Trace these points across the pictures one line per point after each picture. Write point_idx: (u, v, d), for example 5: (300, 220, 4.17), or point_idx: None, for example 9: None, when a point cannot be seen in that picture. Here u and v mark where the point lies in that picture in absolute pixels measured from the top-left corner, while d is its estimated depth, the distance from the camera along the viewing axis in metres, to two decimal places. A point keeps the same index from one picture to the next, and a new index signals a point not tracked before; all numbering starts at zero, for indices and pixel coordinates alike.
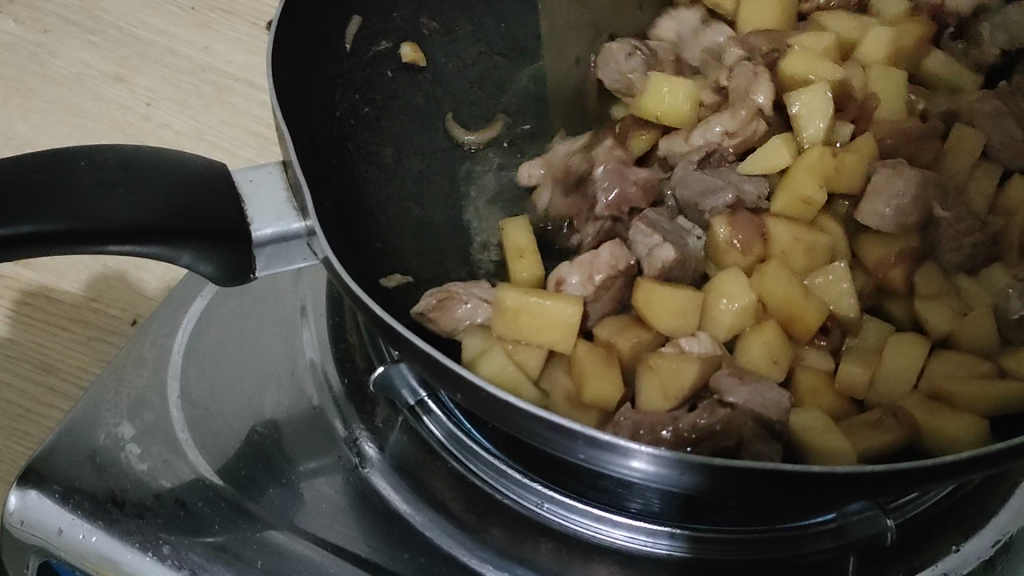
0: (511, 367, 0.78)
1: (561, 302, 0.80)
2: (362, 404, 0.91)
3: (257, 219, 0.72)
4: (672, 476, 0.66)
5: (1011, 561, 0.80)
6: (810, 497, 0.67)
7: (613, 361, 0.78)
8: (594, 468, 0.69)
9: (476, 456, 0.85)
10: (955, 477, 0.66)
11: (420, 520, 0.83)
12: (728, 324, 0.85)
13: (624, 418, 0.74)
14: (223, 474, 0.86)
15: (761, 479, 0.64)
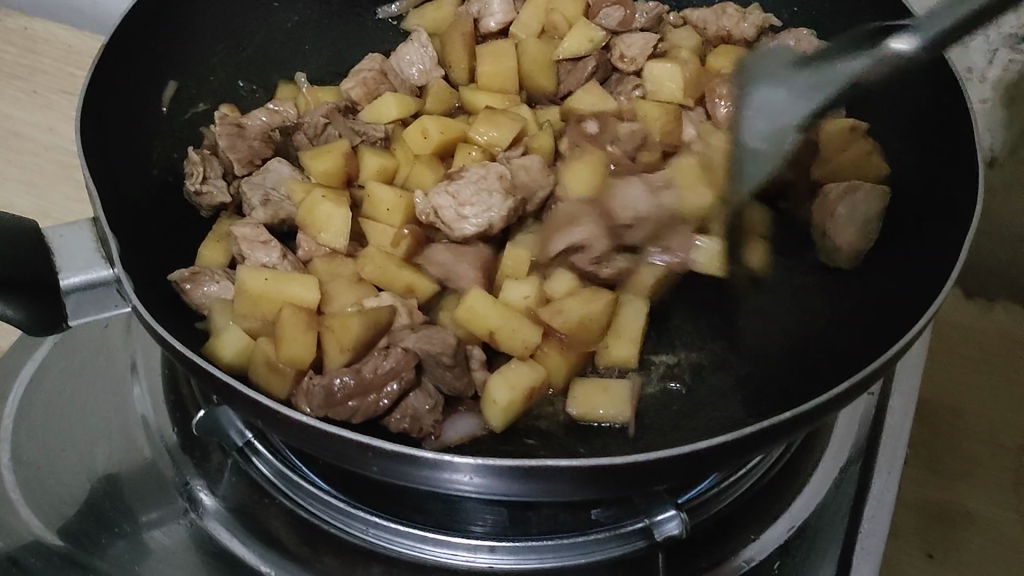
0: (253, 342, 0.79)
1: (303, 285, 0.82)
2: (194, 450, 0.93)
3: (65, 268, 0.75)
4: (484, 484, 0.69)
5: (803, 545, 0.86)
6: (612, 490, 0.70)
7: (314, 325, 0.80)
8: (402, 482, 0.72)
9: (302, 489, 0.88)
10: (742, 453, 0.69)
11: (251, 556, 0.85)
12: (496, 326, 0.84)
13: (313, 383, 0.76)
14: (56, 530, 0.87)
15: (551, 474, 0.67)
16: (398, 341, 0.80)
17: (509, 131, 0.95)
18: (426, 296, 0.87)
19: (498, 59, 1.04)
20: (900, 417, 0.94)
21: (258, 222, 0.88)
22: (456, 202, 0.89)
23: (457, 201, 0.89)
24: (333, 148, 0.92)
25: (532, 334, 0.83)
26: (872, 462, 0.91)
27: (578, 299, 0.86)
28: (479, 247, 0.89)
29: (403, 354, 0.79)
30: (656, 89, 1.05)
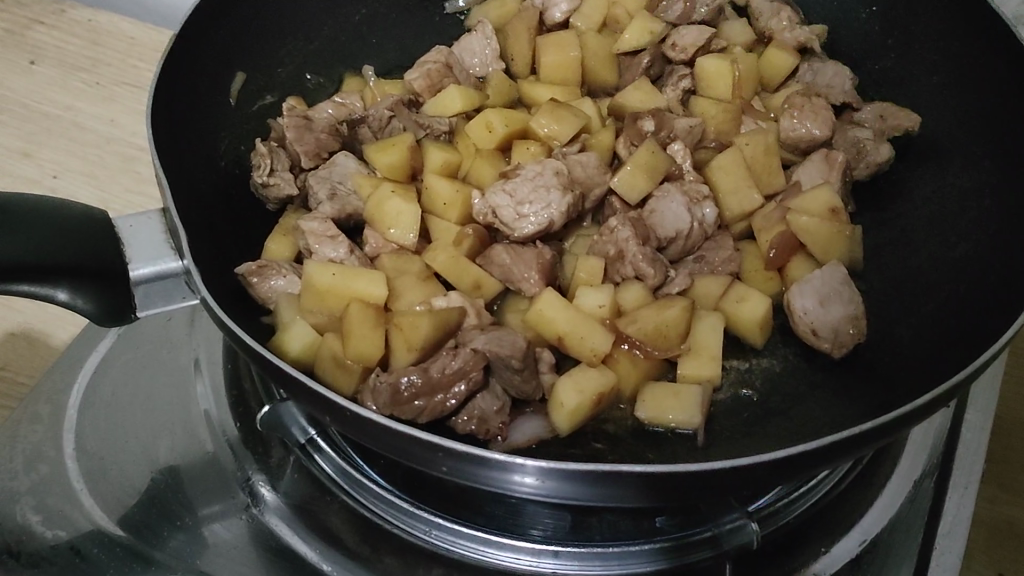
0: (318, 338, 0.78)
1: (370, 280, 0.81)
2: (255, 445, 0.92)
3: (134, 258, 0.75)
4: (555, 487, 0.67)
5: (874, 559, 0.84)
6: (683, 498, 0.68)
7: (382, 321, 0.78)
8: (469, 483, 0.70)
9: (364, 488, 0.87)
10: (819, 464, 0.67)
11: (312, 554, 0.85)
12: (563, 327, 0.80)
13: (379, 382, 0.75)
14: (118, 521, 0.87)
15: (623, 479, 0.65)
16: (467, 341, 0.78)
17: (571, 127, 0.92)
18: (492, 294, 0.85)
19: (562, 51, 1.01)
20: (975, 433, 0.92)
21: (327, 215, 0.87)
22: (513, 201, 0.86)
23: (514, 199, 0.85)
24: (397, 142, 0.91)
25: (604, 336, 0.80)
26: (947, 479, 0.89)
27: (653, 307, 0.83)
28: (539, 245, 0.86)
29: (473, 355, 0.77)
30: (707, 85, 1.00)
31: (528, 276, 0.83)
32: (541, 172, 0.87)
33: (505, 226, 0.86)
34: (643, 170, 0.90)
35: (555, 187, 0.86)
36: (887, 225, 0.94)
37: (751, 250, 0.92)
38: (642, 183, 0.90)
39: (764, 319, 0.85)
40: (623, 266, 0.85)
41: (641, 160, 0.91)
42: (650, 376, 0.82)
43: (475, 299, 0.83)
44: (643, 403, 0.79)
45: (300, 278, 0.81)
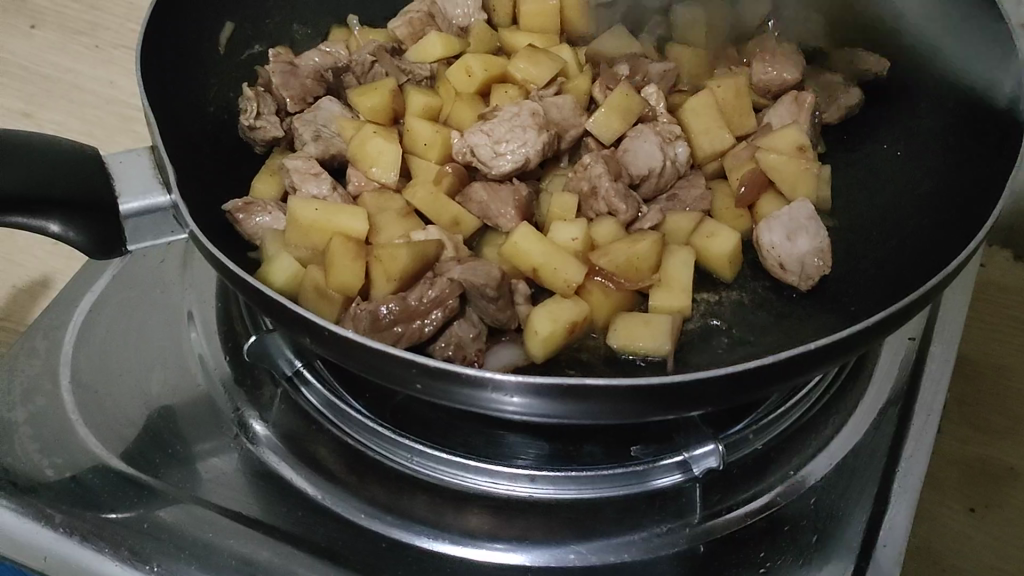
0: (302, 269, 0.81)
1: (351, 215, 0.84)
2: (250, 384, 0.95)
3: (124, 193, 0.78)
4: (531, 405, 0.71)
5: (840, 480, 0.87)
6: (651, 412, 0.72)
7: (363, 254, 0.81)
8: (450, 403, 0.74)
9: (349, 419, 0.91)
10: (779, 380, 0.71)
11: (300, 480, 0.88)
12: (537, 259, 0.83)
13: (360, 310, 0.78)
14: (120, 455, 0.89)
15: (594, 394, 0.69)
16: (445, 272, 0.81)
17: (548, 70, 0.96)
18: (471, 231, 0.88)
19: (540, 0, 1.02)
20: (939, 365, 0.95)
21: (310, 155, 0.89)
22: (491, 139, 0.89)
23: (492, 138, 0.88)
24: (380, 85, 0.94)
25: (578, 266, 0.83)
26: (911, 405, 0.92)
27: (624, 241, 0.86)
28: (515, 182, 0.89)
29: (449, 284, 0.80)
30: (681, 32, 1.03)
31: (504, 214, 0.87)
32: (518, 112, 0.90)
33: (484, 164, 0.89)
34: (617, 112, 0.94)
35: (532, 127, 0.89)
36: (855, 165, 0.98)
37: (722, 188, 0.95)
38: (616, 124, 0.94)
39: (734, 253, 0.88)
40: (596, 202, 0.88)
41: (614, 102, 0.94)
42: (622, 306, 0.85)
43: (454, 234, 0.86)
44: (615, 332, 0.82)
45: (285, 215, 0.84)
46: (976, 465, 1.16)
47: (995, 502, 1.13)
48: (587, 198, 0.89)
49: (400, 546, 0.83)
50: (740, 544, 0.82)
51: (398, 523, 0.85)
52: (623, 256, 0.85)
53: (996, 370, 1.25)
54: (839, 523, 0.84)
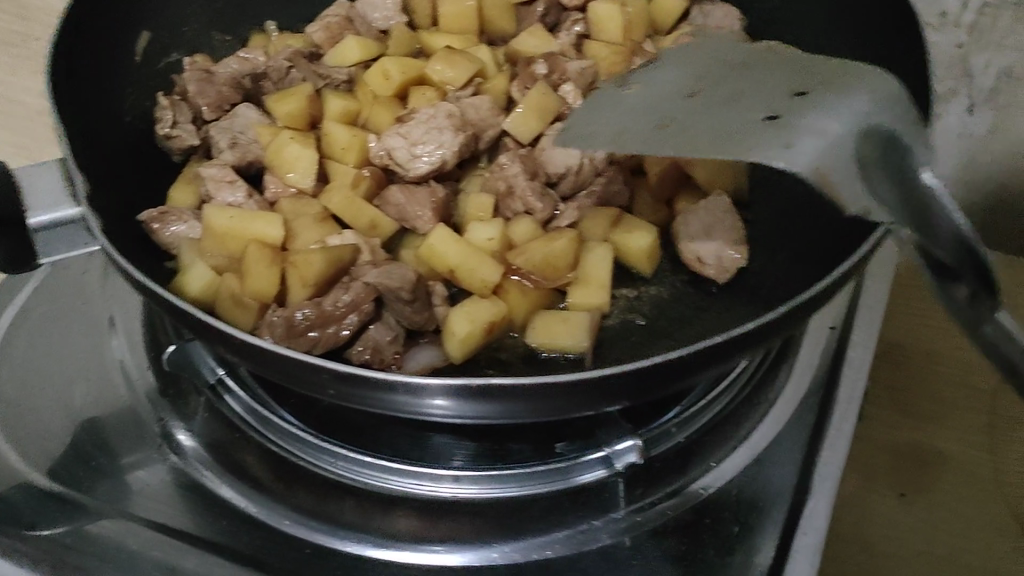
0: (217, 278, 0.81)
1: (266, 222, 0.84)
2: (175, 398, 0.94)
3: (33, 206, 0.78)
4: (459, 406, 0.71)
5: (761, 470, 0.88)
6: (572, 406, 0.72)
7: (279, 260, 0.82)
8: (377, 408, 0.73)
9: (272, 426, 0.91)
10: (693, 370, 0.72)
11: (224, 488, 0.87)
12: (453, 260, 0.84)
13: (275, 316, 0.78)
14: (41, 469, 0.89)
15: (517, 392, 0.69)
16: (360, 276, 0.81)
17: (465, 72, 0.95)
18: (388, 235, 0.88)
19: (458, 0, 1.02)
20: (860, 351, 0.96)
21: (226, 163, 0.90)
22: (408, 142, 0.89)
23: (409, 141, 0.89)
24: (296, 92, 0.94)
25: (494, 266, 0.84)
26: (831, 393, 0.93)
27: (541, 240, 0.87)
28: (432, 184, 0.89)
29: (363, 288, 0.80)
30: (599, 30, 1.04)
31: (421, 217, 0.87)
32: (434, 113, 0.90)
33: (402, 168, 0.89)
34: (534, 111, 0.94)
35: (448, 128, 0.89)
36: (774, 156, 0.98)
37: (641, 185, 0.95)
38: (534, 124, 0.94)
39: (651, 248, 0.88)
40: (513, 201, 0.89)
41: (532, 101, 0.94)
42: (540, 304, 0.85)
43: (370, 238, 0.86)
44: (533, 331, 0.83)
45: (200, 224, 0.84)
46: (905, 450, 1.18)
47: (926, 488, 1.14)
48: (506, 195, 0.89)
49: (325, 550, 0.83)
50: (665, 539, 0.83)
51: (329, 532, 0.84)
52: (540, 255, 0.85)
53: (927, 355, 1.28)
54: (761, 514, 0.85)
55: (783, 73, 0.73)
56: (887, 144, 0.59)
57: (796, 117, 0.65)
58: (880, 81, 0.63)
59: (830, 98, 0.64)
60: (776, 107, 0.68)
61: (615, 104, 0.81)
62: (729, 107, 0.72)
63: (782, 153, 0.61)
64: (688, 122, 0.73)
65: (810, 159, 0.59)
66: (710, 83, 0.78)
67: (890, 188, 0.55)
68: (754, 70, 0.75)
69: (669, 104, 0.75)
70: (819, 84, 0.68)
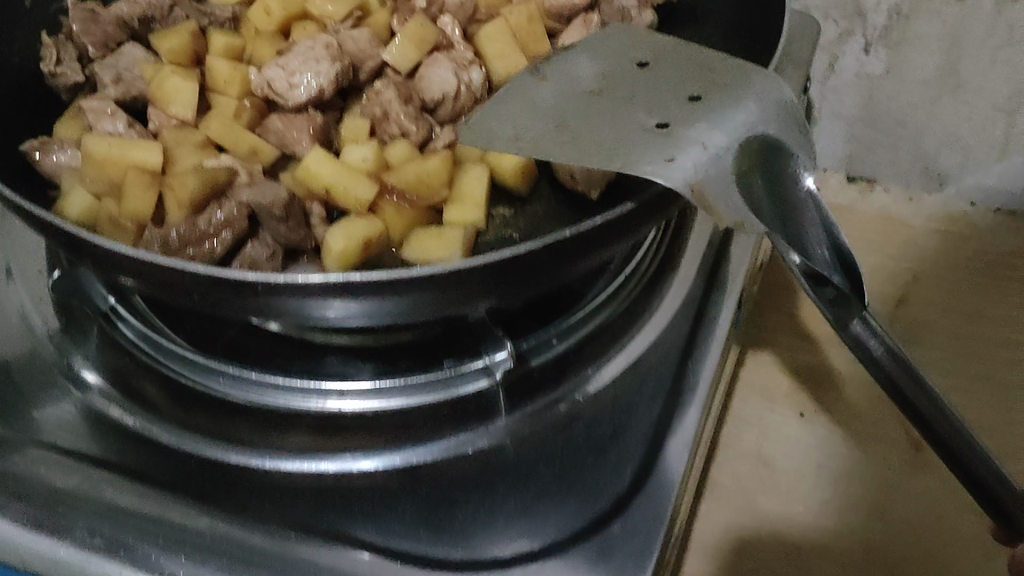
0: (96, 203, 0.84)
1: (145, 148, 0.86)
2: (74, 333, 0.96)
3: None
4: (338, 303, 0.75)
5: (638, 378, 0.92)
6: (439, 299, 0.76)
7: (156, 183, 0.85)
8: (258, 313, 0.77)
9: (164, 351, 0.93)
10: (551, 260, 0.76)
11: (132, 420, 0.89)
12: (329, 180, 0.87)
13: (152, 236, 0.81)
14: None
15: (385, 286, 0.73)
16: (234, 196, 0.84)
17: (344, 6, 0.98)
18: (270, 160, 0.91)
19: None
20: (736, 268, 1.01)
21: (108, 96, 0.92)
22: (286, 72, 0.91)
23: (287, 71, 0.91)
24: (180, 29, 0.96)
25: (367, 185, 0.87)
26: (704, 307, 0.98)
27: (416, 159, 0.90)
28: (311, 112, 0.91)
29: (238, 206, 0.83)
30: None
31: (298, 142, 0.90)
32: (316, 47, 0.92)
33: (281, 98, 0.92)
34: (409, 41, 0.98)
35: (325, 59, 0.92)
36: None
37: None
38: (411, 54, 0.98)
39: (524, 167, 0.90)
40: (388, 124, 0.92)
41: (409, 31, 0.99)
42: (416, 222, 0.88)
43: (250, 163, 0.89)
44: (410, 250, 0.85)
45: (79, 152, 0.86)
46: (801, 371, 1.22)
47: (825, 406, 1.18)
48: (382, 120, 0.93)
49: (211, 462, 0.86)
50: (539, 443, 0.87)
51: (228, 449, 0.87)
52: (413, 173, 0.89)
53: None
54: (636, 420, 0.89)
55: (681, 70, 0.78)
56: (770, 154, 0.68)
57: (685, 120, 0.70)
58: (765, 86, 0.72)
59: (715, 111, 0.70)
60: (668, 115, 0.71)
61: (526, 95, 0.80)
62: (615, 112, 0.74)
63: (664, 165, 0.65)
64: (594, 114, 0.75)
65: (692, 167, 0.65)
66: (621, 69, 0.80)
67: (756, 198, 0.65)
68: (658, 62, 0.80)
69: (571, 101, 0.77)
70: (708, 88, 0.74)
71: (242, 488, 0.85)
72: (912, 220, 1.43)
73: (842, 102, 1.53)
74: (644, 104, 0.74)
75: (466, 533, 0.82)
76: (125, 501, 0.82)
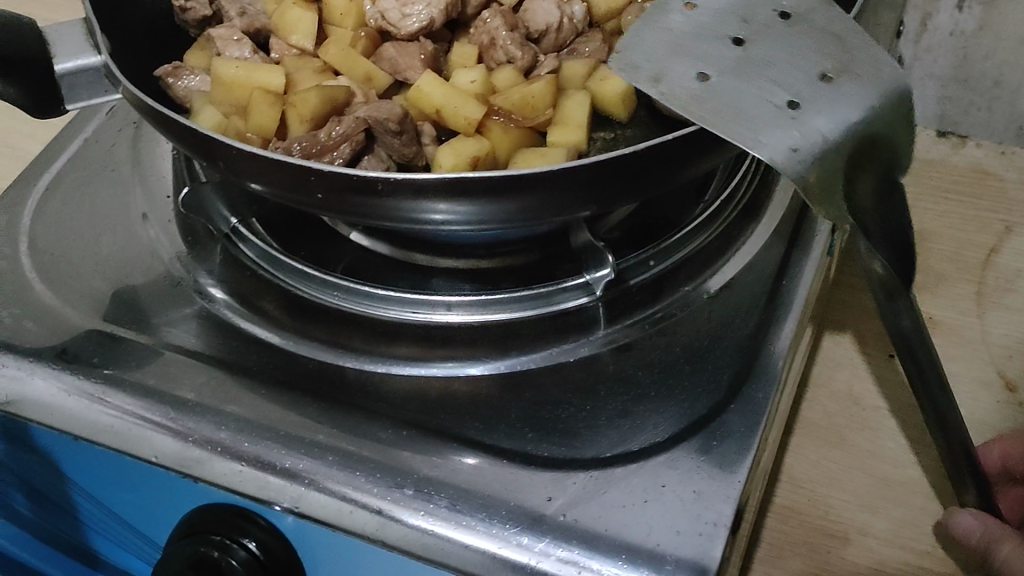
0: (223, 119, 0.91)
1: (270, 71, 0.92)
2: (201, 252, 1.03)
3: (59, 54, 0.87)
4: (450, 206, 0.79)
5: (732, 297, 0.97)
6: (547, 201, 0.80)
7: (279, 100, 0.90)
8: (376, 214, 0.82)
9: (283, 266, 0.98)
10: (654, 166, 0.80)
11: (255, 328, 0.95)
12: (439, 100, 0.92)
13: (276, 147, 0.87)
14: (89, 314, 0.96)
15: (497, 185, 0.77)
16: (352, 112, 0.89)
17: None
18: (383, 86, 0.96)
19: None
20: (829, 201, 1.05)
21: (234, 26, 0.98)
22: (399, 3, 0.96)
23: (400, 2, 0.96)
24: None
25: (475, 105, 0.91)
26: (796, 235, 1.02)
27: (522, 84, 0.95)
28: (422, 41, 0.97)
29: (355, 121, 0.88)
30: None
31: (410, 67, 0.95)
32: None
33: (394, 29, 0.97)
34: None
35: None
36: None
37: (615, 41, 1.02)
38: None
39: (625, 94, 0.94)
40: (495, 52, 0.98)
41: None
42: (522, 142, 0.92)
43: (365, 88, 0.95)
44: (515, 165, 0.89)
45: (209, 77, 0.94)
46: None
47: None
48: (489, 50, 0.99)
49: (328, 366, 0.92)
50: (634, 351, 0.92)
51: (344, 356, 0.93)
52: (521, 94, 0.93)
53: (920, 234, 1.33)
54: (732, 334, 0.93)
55: (815, 28, 0.73)
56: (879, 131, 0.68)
57: (816, 104, 0.67)
58: (890, 75, 0.69)
59: (847, 92, 0.68)
60: (799, 87, 0.68)
61: (664, 36, 0.74)
62: (748, 71, 0.70)
63: (786, 155, 0.65)
64: (728, 72, 0.71)
65: (806, 161, 0.65)
66: (767, 18, 0.74)
67: (862, 203, 0.69)
68: (802, 19, 0.74)
69: (707, 49, 0.73)
70: (841, 63, 0.70)
71: (358, 390, 0.90)
72: (1009, 172, 1.43)
73: (936, 63, 1.54)
74: (778, 67, 0.70)
75: (573, 432, 0.85)
76: (244, 408, 0.86)
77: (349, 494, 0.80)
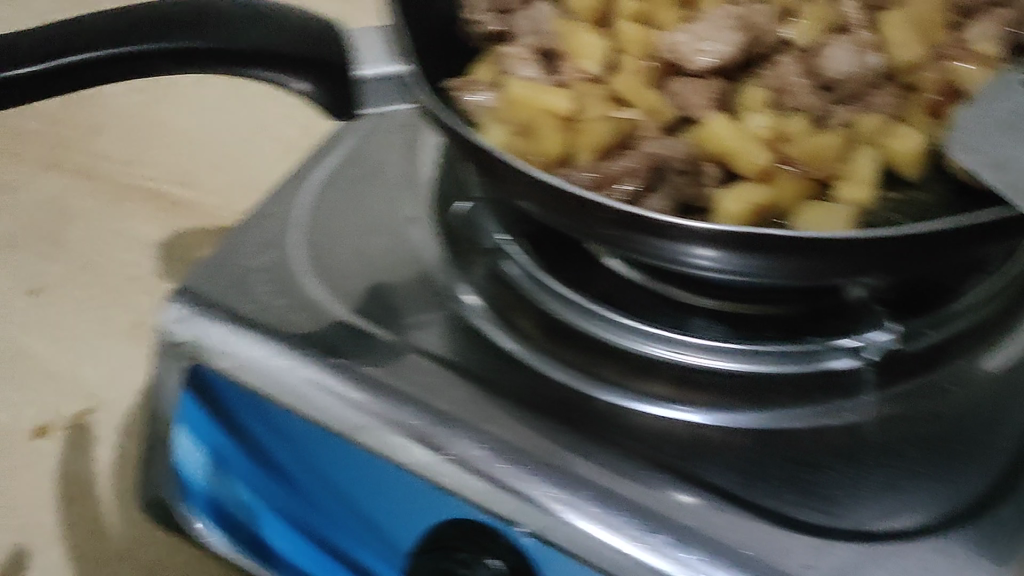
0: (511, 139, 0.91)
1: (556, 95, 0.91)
2: (462, 263, 1.05)
3: (360, 62, 0.92)
4: (736, 261, 0.77)
5: (1010, 384, 0.93)
6: (845, 267, 0.77)
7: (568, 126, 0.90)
8: (662, 257, 0.80)
9: (550, 290, 0.99)
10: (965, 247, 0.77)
11: (511, 346, 0.96)
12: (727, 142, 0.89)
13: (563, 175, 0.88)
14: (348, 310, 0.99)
15: (798, 246, 0.74)
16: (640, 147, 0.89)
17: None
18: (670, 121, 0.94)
19: None
20: None
21: (525, 45, 1.01)
22: (695, 37, 0.97)
23: (696, 36, 0.97)
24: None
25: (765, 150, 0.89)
26: None
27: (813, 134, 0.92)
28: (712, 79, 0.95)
29: (644, 156, 0.89)
30: None
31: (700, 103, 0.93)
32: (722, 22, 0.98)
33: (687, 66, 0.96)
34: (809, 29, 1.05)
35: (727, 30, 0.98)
36: None
37: (911, 97, 0.97)
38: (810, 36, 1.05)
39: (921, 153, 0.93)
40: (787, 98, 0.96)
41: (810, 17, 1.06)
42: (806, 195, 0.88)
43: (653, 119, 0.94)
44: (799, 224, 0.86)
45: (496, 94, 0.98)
46: None
47: None
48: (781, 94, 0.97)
49: (583, 396, 0.92)
50: (899, 423, 0.89)
51: (601, 387, 0.92)
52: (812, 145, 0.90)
53: None
54: (1006, 422, 0.89)
55: None
56: None
57: None
58: None
59: None
60: None
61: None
62: None
63: None
64: None
65: None
66: None
67: None
68: None
69: None
70: None
71: (609, 424, 0.89)
72: None
73: None
74: None
75: (831, 498, 0.83)
76: (498, 428, 0.87)
77: (597, 527, 0.80)
